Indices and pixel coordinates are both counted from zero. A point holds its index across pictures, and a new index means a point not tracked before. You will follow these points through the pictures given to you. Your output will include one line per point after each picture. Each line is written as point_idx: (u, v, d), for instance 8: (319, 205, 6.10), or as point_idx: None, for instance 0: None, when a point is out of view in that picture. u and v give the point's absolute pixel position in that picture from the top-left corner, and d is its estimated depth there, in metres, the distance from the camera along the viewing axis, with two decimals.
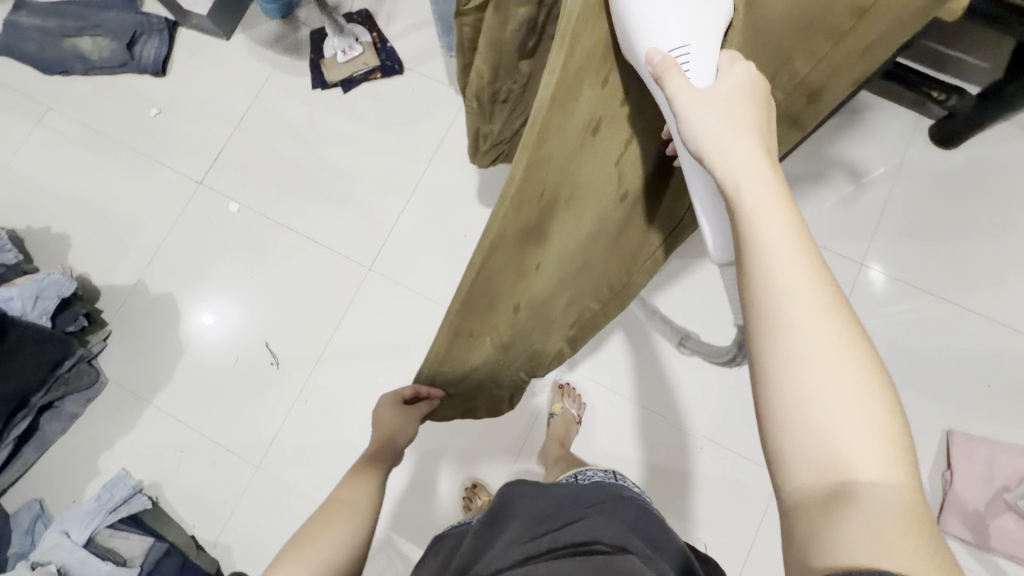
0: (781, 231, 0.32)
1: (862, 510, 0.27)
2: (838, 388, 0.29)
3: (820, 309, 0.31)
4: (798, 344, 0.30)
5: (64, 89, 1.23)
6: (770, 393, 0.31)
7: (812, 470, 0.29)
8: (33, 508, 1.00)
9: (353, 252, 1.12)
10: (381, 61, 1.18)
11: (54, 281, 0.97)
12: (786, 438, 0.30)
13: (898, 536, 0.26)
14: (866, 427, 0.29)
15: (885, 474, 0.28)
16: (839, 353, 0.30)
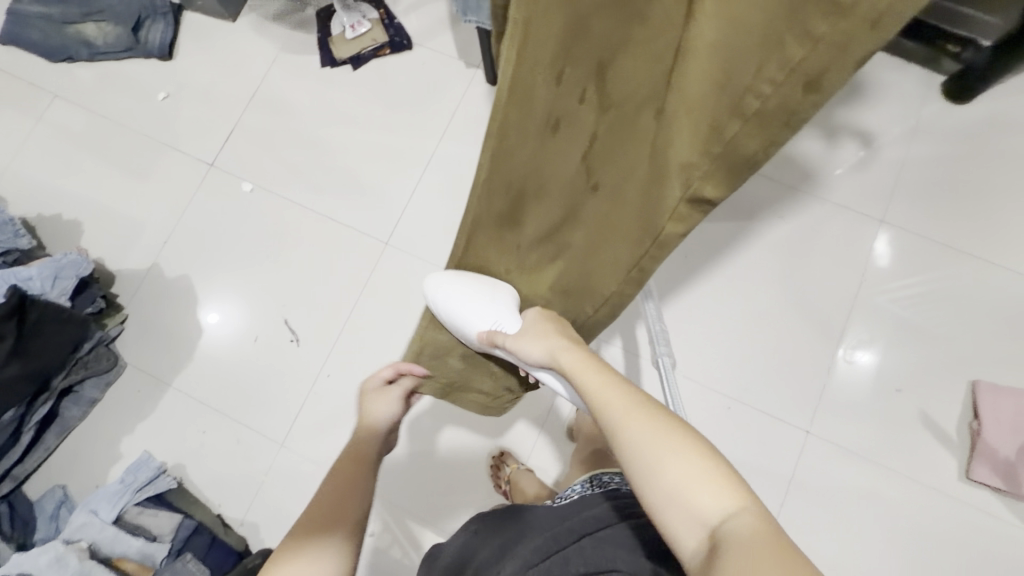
0: (604, 392, 0.49)
1: (725, 547, 0.36)
2: (679, 462, 0.41)
3: (648, 420, 0.45)
4: (643, 451, 0.43)
5: (69, 76, 1.22)
6: (642, 489, 0.42)
7: (686, 535, 0.39)
8: (57, 494, 0.99)
9: (369, 228, 1.11)
10: (389, 37, 1.17)
11: (73, 261, 0.98)
12: (665, 516, 0.40)
13: (758, 556, 0.34)
14: (705, 480, 0.40)
15: (727, 512, 0.38)
16: (670, 442, 0.42)
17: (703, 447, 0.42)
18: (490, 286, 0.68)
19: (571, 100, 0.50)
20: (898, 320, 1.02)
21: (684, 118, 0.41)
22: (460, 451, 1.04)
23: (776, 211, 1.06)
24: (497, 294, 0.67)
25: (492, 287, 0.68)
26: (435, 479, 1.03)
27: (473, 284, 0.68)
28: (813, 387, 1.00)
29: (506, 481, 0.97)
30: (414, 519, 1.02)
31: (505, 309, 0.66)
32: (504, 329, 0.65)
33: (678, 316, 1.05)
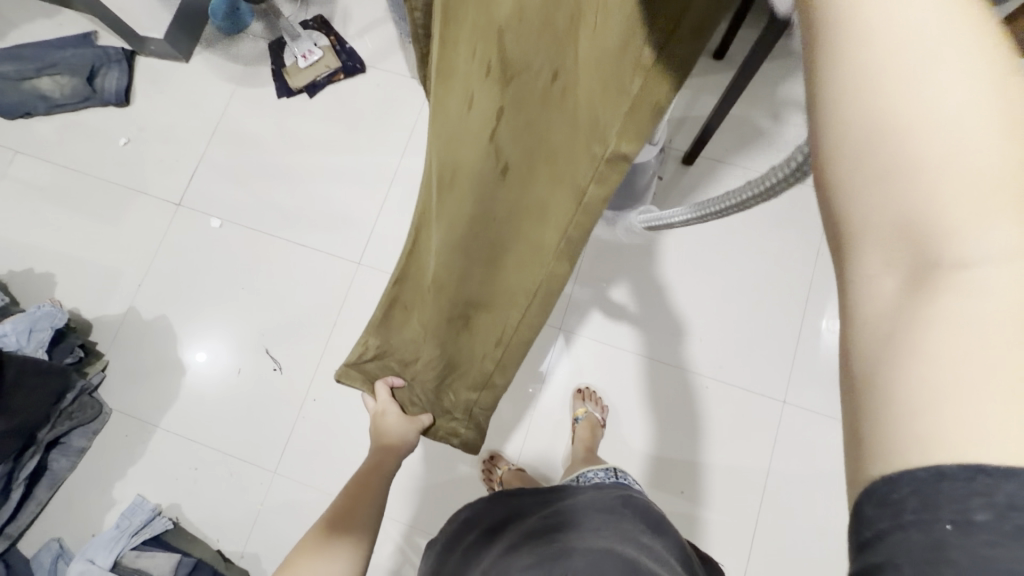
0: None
1: (946, 311, 0.18)
2: (940, 109, 0.18)
3: (916, 29, 0.18)
4: (873, 90, 0.19)
5: (30, 132, 1.23)
6: (838, 176, 0.20)
7: (887, 258, 0.19)
8: (53, 547, 0.99)
9: (341, 251, 1.13)
10: (341, 62, 1.20)
11: (47, 313, 1.00)
12: (864, 229, 0.20)
13: (1019, 355, 0.17)
14: (986, 180, 0.18)
15: (989, 249, 0.18)
16: (946, 95, 0.18)
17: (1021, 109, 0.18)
18: None
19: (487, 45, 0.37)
20: None
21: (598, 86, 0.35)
22: (453, 457, 1.05)
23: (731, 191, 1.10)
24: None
25: None
26: (433, 489, 1.04)
27: None
28: (784, 356, 1.03)
29: (499, 482, 0.99)
30: (414, 532, 1.02)
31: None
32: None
33: (651, 303, 1.08)
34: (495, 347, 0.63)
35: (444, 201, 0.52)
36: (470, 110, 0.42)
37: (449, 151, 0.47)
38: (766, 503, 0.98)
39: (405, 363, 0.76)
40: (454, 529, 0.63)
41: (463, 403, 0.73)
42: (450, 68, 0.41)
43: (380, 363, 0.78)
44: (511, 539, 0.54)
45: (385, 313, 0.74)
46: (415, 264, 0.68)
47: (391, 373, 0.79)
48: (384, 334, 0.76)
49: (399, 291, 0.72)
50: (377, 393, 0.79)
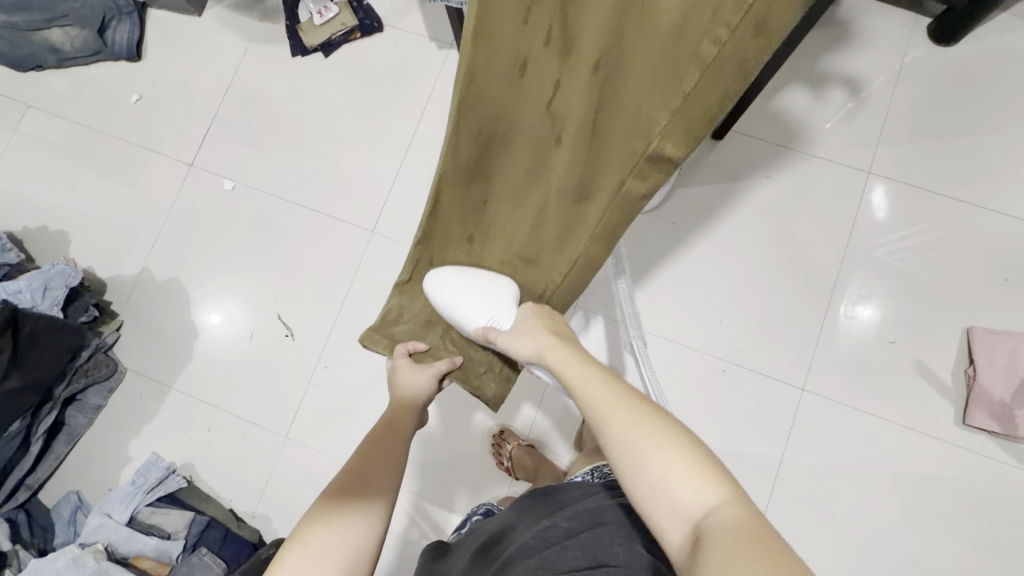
0: (605, 400, 0.49)
1: (705, 543, 0.37)
2: (658, 444, 0.43)
3: (637, 425, 0.45)
4: (632, 448, 0.44)
5: (41, 86, 1.21)
6: (635, 492, 0.42)
7: (671, 523, 0.40)
8: (72, 500, 1.01)
9: (354, 218, 1.10)
10: (358, 20, 1.14)
11: (61, 271, 0.99)
12: (651, 512, 0.41)
13: (747, 544, 0.35)
14: (689, 470, 0.41)
15: (710, 504, 0.39)
16: (657, 449, 0.43)
17: (692, 444, 0.43)
18: (491, 279, 0.69)
19: (533, 43, 0.52)
20: (890, 289, 1.01)
21: (627, 114, 0.51)
22: (461, 432, 1.05)
23: (760, 169, 1.05)
24: (497, 284, 0.68)
25: (490, 279, 0.68)
26: (442, 459, 1.04)
27: (473, 283, 0.68)
28: (805, 343, 1.00)
29: (508, 457, 0.99)
30: (421, 499, 1.03)
31: (506, 304, 0.67)
32: (501, 327, 0.66)
33: (670, 283, 1.04)
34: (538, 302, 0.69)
35: (492, 160, 0.62)
36: (523, 72, 0.54)
37: (503, 108, 0.58)
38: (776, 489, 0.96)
39: (435, 316, 0.75)
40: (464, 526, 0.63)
41: (504, 349, 0.74)
42: (496, 37, 0.52)
43: (404, 326, 0.75)
44: (523, 542, 0.52)
45: (412, 275, 0.73)
46: (443, 227, 0.68)
47: (415, 336, 0.75)
48: (407, 295, 0.75)
49: (425, 252, 0.70)
50: (395, 352, 0.74)
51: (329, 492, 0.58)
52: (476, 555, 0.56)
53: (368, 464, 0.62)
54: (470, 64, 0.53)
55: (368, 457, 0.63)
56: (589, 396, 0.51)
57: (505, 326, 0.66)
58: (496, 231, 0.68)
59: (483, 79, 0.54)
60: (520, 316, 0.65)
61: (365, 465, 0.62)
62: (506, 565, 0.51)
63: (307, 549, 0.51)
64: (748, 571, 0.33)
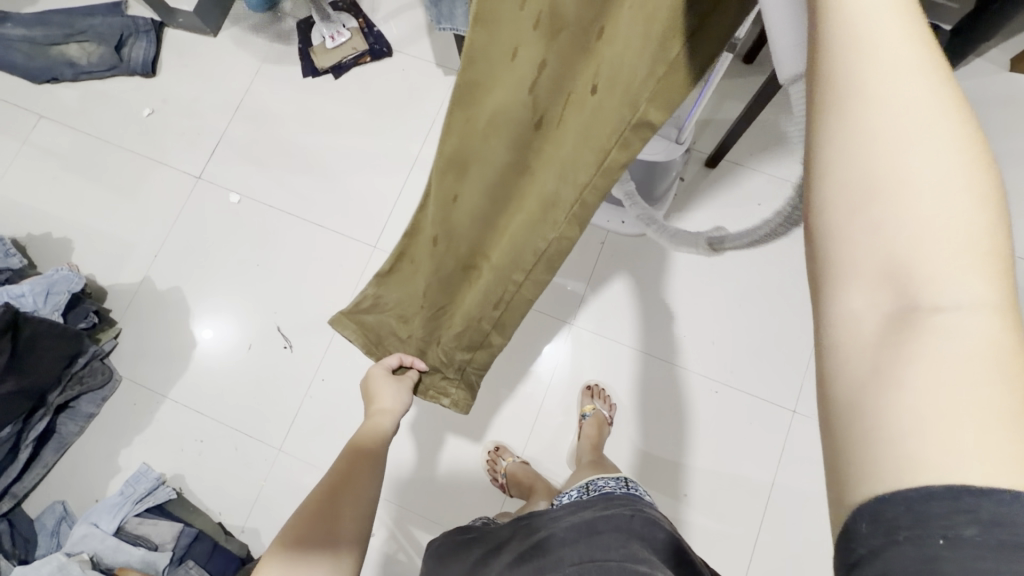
0: (874, 18, 0.20)
1: (922, 350, 0.19)
2: (922, 170, 0.20)
3: (912, 108, 0.20)
4: (867, 155, 0.20)
5: (54, 97, 1.24)
6: (827, 220, 0.21)
7: (871, 287, 0.20)
8: (57, 509, 1.00)
9: (358, 234, 1.13)
10: (369, 45, 1.19)
11: (64, 277, 1.01)
12: (837, 259, 0.21)
13: (983, 390, 0.19)
14: (965, 245, 0.19)
15: (968, 301, 0.19)
16: (935, 177, 0.20)
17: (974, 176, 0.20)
18: None
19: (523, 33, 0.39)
20: None
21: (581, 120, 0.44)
22: (455, 448, 1.05)
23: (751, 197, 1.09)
24: None
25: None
26: (435, 476, 1.04)
27: None
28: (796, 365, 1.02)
29: (503, 474, 0.99)
30: (413, 518, 1.02)
31: None
32: None
33: (663, 308, 1.07)
34: (493, 308, 0.63)
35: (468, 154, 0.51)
36: (512, 64, 0.41)
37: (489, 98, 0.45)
38: (769, 513, 0.97)
39: (404, 316, 0.74)
40: (459, 536, 0.64)
41: (456, 362, 0.72)
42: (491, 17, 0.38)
43: (376, 317, 0.76)
44: (520, 551, 0.53)
45: (394, 266, 0.70)
46: (422, 216, 0.62)
47: (387, 326, 0.76)
48: (384, 286, 0.73)
49: (408, 247, 0.67)
50: (389, 359, 0.77)
51: (315, 498, 0.60)
52: (474, 567, 0.56)
53: (353, 469, 0.65)
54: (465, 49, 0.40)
55: (353, 461, 0.66)
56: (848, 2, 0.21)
57: None
58: (457, 230, 0.59)
59: (473, 68, 0.42)
60: None
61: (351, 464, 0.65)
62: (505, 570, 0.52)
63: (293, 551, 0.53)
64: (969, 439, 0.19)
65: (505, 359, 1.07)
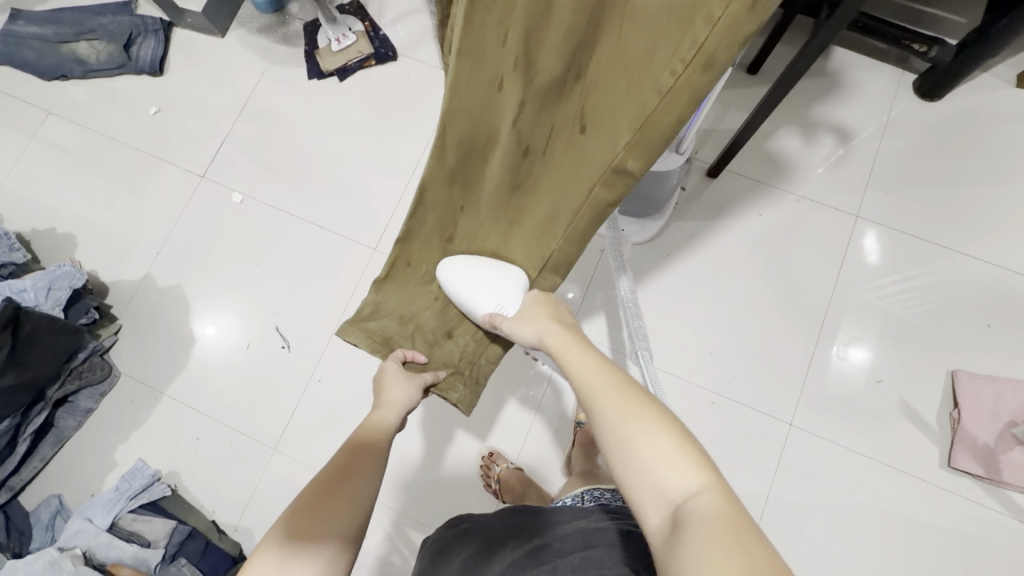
0: (590, 385, 0.50)
1: (680, 531, 0.35)
2: (643, 433, 0.42)
3: (624, 409, 0.45)
4: (617, 436, 0.43)
5: (62, 94, 1.25)
6: (623, 480, 0.41)
7: (648, 504, 0.38)
8: (53, 504, 1.00)
9: (358, 236, 1.13)
10: (374, 49, 1.20)
11: (66, 273, 1.01)
12: (632, 492, 0.40)
13: (717, 534, 0.33)
14: (672, 461, 0.39)
15: (693, 487, 0.37)
16: (643, 434, 0.42)
17: (676, 435, 0.41)
18: None
19: (505, 68, 0.48)
20: (876, 334, 1.03)
21: (571, 146, 0.51)
22: (450, 452, 1.05)
23: (752, 209, 1.09)
24: None
25: None
26: (430, 479, 1.04)
27: None
28: (793, 378, 1.02)
29: (497, 480, 0.99)
30: (407, 521, 1.02)
31: None
32: (507, 314, 0.64)
33: (662, 317, 1.07)
34: (521, 292, 0.65)
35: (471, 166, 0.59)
36: (498, 93, 0.51)
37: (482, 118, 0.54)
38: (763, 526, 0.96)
39: (406, 317, 0.75)
40: (450, 536, 0.63)
41: (468, 354, 0.75)
42: (476, 50, 0.46)
43: (377, 322, 0.74)
44: (515, 559, 0.53)
45: (390, 271, 0.74)
46: (421, 227, 0.68)
47: (388, 330, 0.74)
48: (383, 291, 0.75)
49: (402, 251, 0.71)
50: (390, 358, 0.73)
51: (315, 484, 0.59)
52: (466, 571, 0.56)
53: (353, 460, 0.62)
54: (452, 78, 0.49)
55: (354, 451, 0.63)
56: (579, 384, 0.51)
57: (511, 312, 0.64)
58: (466, 225, 0.67)
59: (458, 95, 0.51)
60: (524, 304, 0.63)
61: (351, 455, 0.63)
62: None
63: (292, 550, 0.52)
64: (718, 562, 0.31)
65: (502, 364, 1.07)
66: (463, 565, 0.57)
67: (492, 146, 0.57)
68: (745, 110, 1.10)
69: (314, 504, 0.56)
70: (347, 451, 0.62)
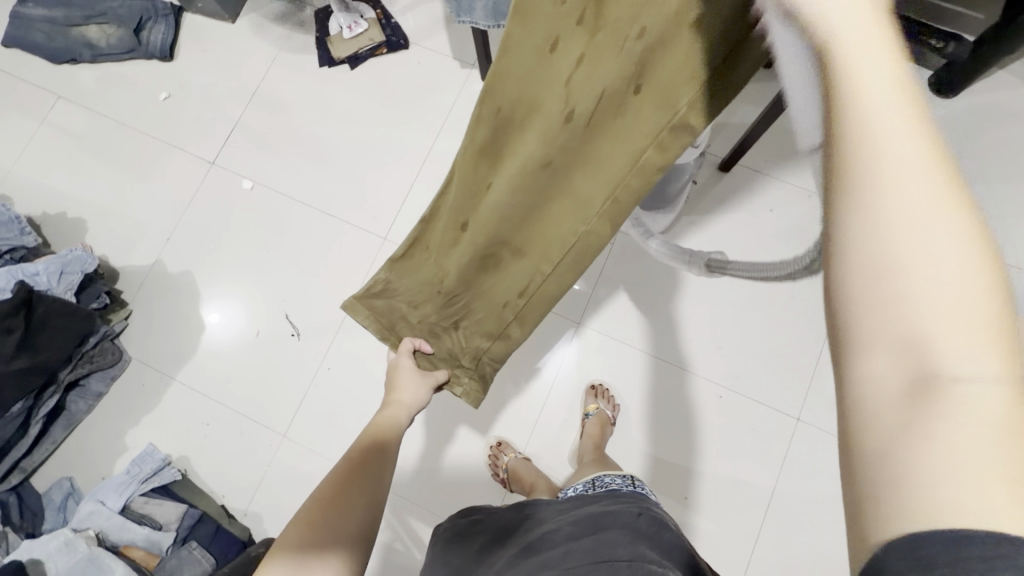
0: (875, 62, 0.20)
1: (943, 423, 0.19)
2: (940, 230, 0.19)
3: (924, 173, 0.19)
4: (885, 206, 0.20)
5: (72, 78, 1.24)
6: (852, 298, 0.21)
7: (887, 360, 0.20)
8: (65, 485, 1.01)
9: (368, 225, 1.13)
10: (386, 37, 1.19)
11: (78, 257, 1.02)
12: (852, 325, 0.21)
13: (1000, 450, 0.18)
14: (979, 311, 0.19)
15: (992, 370, 0.18)
16: (943, 240, 0.19)
17: (996, 258, 0.19)
18: None
19: (560, 29, 0.39)
20: None
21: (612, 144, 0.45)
22: (457, 441, 1.06)
23: (763, 204, 1.09)
24: None
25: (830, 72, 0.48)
26: (438, 468, 1.05)
27: None
28: (801, 373, 1.02)
29: (504, 469, 1.00)
30: (414, 508, 1.03)
31: None
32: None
33: (671, 310, 1.07)
34: (518, 296, 0.64)
35: (501, 147, 0.52)
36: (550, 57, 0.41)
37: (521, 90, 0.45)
38: (767, 519, 0.97)
39: (416, 302, 0.74)
40: (460, 526, 0.64)
41: (472, 349, 0.73)
42: (529, 11, 0.39)
43: (386, 301, 0.76)
44: (527, 541, 0.54)
45: (407, 252, 0.72)
46: (440, 206, 0.64)
47: (395, 313, 0.76)
48: (395, 272, 0.74)
49: (424, 233, 0.68)
50: (401, 345, 0.76)
51: (330, 480, 0.60)
52: (478, 557, 0.57)
53: (365, 455, 0.65)
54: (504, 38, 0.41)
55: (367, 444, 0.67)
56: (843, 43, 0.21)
57: None
58: (480, 219, 0.59)
59: (506, 59, 0.43)
60: None
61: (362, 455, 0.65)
62: (512, 561, 0.52)
63: (311, 524, 0.54)
64: (988, 496, 0.18)
65: (509, 355, 1.07)
66: (475, 551, 0.57)
67: (527, 121, 0.48)
68: (759, 104, 1.10)
69: (329, 498, 0.57)
70: (359, 448, 0.66)
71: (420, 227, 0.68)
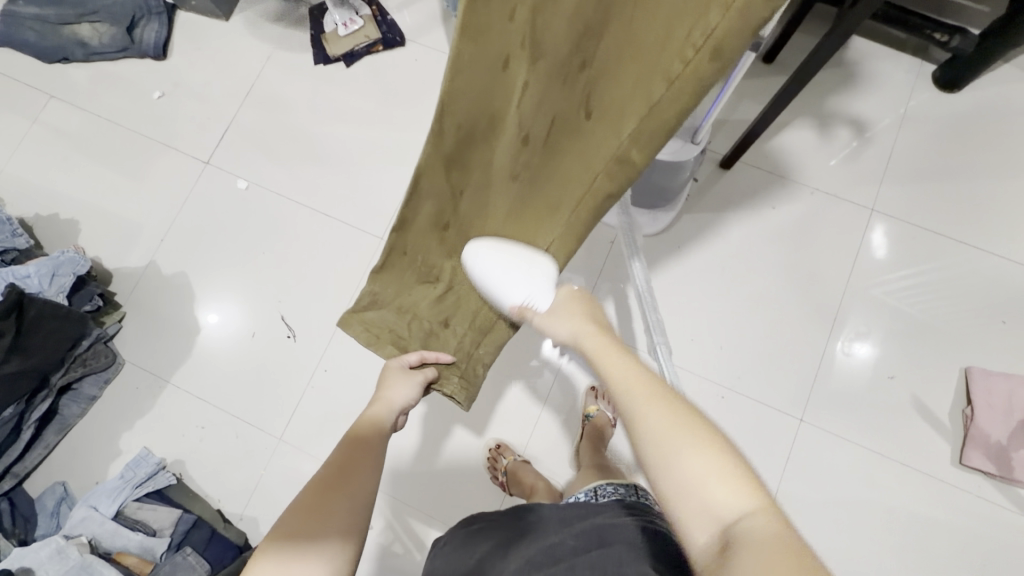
0: (631, 384, 0.46)
1: (733, 549, 0.34)
2: (688, 440, 0.40)
3: (672, 420, 0.42)
4: (665, 440, 0.40)
5: (64, 77, 1.23)
6: (668, 494, 0.39)
7: (697, 523, 0.37)
8: (58, 491, 1.00)
9: (364, 224, 1.12)
10: (381, 34, 1.18)
11: (71, 259, 1.00)
12: (676, 505, 0.39)
13: (773, 552, 0.33)
14: (720, 476, 0.38)
15: (741, 509, 0.36)
16: (692, 448, 0.40)
17: (723, 448, 0.40)
18: None
19: (511, 45, 0.45)
20: (886, 329, 1.02)
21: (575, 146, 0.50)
22: (455, 443, 1.04)
23: (765, 201, 1.07)
24: None
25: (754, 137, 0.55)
26: (436, 471, 1.03)
27: None
28: (804, 373, 1.01)
29: (504, 472, 0.98)
30: (412, 511, 1.02)
31: None
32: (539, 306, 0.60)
33: (672, 309, 1.05)
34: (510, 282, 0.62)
35: (468, 156, 0.56)
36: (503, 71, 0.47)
37: (483, 101, 0.50)
38: None
39: (404, 305, 0.71)
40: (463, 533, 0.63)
41: (465, 345, 0.70)
42: (481, 30, 0.44)
43: (376, 312, 0.72)
44: (530, 556, 0.53)
45: (385, 260, 0.70)
46: (414, 212, 0.63)
47: (386, 321, 0.71)
48: (379, 279, 0.71)
49: (399, 240, 0.66)
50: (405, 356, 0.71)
51: (315, 484, 0.57)
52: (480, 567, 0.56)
53: (353, 455, 0.62)
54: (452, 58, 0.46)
55: (349, 450, 0.62)
56: (615, 371, 0.49)
57: (542, 307, 0.60)
58: (463, 215, 0.62)
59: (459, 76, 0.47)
60: (557, 300, 0.60)
61: (351, 453, 0.61)
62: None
63: (293, 542, 0.51)
64: None
65: (508, 356, 1.06)
66: (476, 562, 0.57)
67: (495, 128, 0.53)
68: (760, 101, 1.08)
69: (312, 507, 0.55)
70: (348, 447, 0.62)
71: (393, 236, 0.67)
